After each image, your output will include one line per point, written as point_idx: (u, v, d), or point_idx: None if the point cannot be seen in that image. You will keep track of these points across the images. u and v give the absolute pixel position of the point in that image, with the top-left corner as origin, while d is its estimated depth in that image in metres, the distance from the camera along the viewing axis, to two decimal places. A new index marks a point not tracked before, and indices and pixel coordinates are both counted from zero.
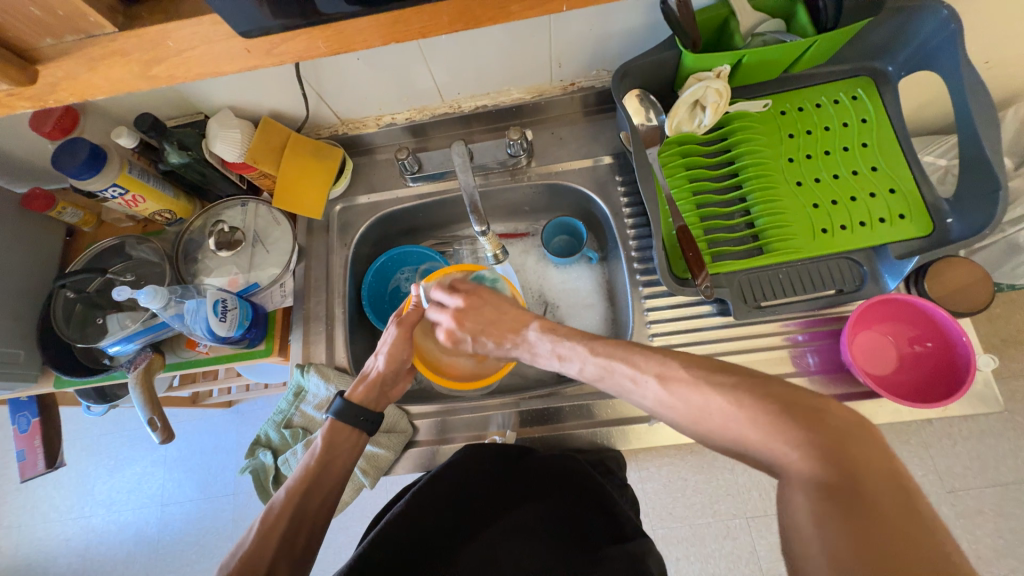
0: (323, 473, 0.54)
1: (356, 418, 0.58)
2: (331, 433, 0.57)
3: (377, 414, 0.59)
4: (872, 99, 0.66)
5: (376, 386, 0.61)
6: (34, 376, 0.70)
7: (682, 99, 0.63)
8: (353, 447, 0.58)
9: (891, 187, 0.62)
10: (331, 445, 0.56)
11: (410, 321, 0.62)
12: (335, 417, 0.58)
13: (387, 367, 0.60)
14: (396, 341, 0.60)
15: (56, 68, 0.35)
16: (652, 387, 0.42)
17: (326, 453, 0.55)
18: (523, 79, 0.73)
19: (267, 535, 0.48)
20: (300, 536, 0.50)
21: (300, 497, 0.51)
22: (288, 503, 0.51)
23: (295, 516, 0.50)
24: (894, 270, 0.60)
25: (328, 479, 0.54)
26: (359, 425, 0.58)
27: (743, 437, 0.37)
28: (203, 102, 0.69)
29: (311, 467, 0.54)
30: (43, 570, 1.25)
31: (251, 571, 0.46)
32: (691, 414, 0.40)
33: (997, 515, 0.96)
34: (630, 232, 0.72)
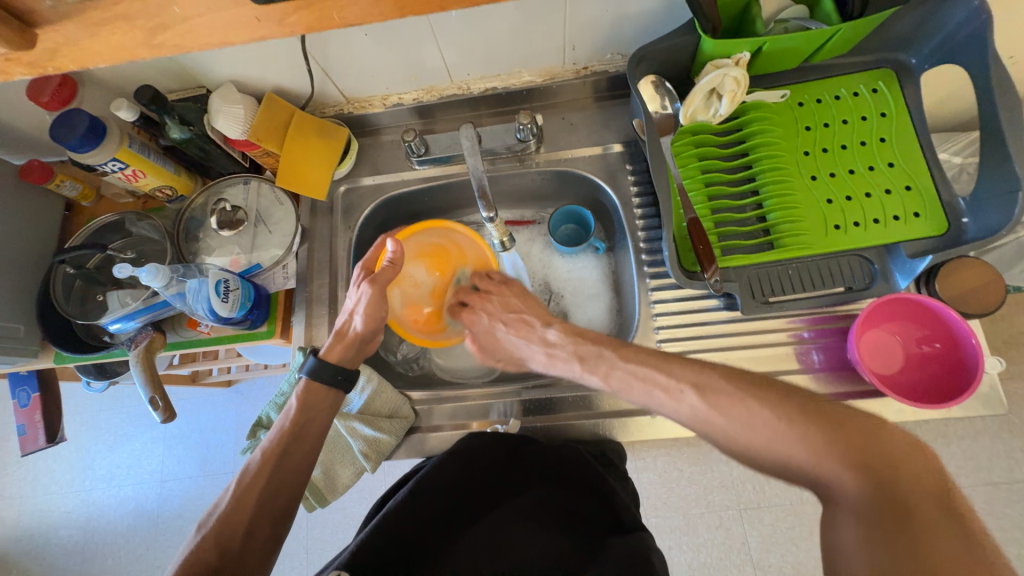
0: (299, 435, 0.54)
1: (334, 377, 0.58)
2: (306, 394, 0.56)
3: (356, 371, 0.59)
4: (893, 93, 0.64)
5: (355, 344, 0.60)
6: (33, 351, 0.69)
7: (699, 86, 0.61)
8: (329, 406, 0.58)
9: (907, 184, 0.61)
10: (306, 406, 0.56)
11: (385, 279, 0.60)
12: (309, 377, 0.57)
13: (365, 327, 0.59)
14: (371, 299, 0.59)
15: (56, 32, 0.33)
16: (688, 399, 0.46)
17: (301, 415, 0.55)
18: (535, 62, 0.71)
19: (245, 495, 0.50)
20: (278, 494, 0.51)
21: (276, 459, 0.52)
22: (266, 464, 0.52)
23: (273, 478, 0.51)
24: (905, 269, 0.59)
25: (304, 440, 0.54)
26: (338, 385, 0.58)
27: (789, 454, 0.40)
28: (205, 75, 0.67)
29: (286, 429, 0.54)
30: (45, 541, 1.26)
31: (230, 532, 0.48)
32: (730, 432, 0.43)
33: (987, 513, 0.97)
34: (639, 223, 0.71)
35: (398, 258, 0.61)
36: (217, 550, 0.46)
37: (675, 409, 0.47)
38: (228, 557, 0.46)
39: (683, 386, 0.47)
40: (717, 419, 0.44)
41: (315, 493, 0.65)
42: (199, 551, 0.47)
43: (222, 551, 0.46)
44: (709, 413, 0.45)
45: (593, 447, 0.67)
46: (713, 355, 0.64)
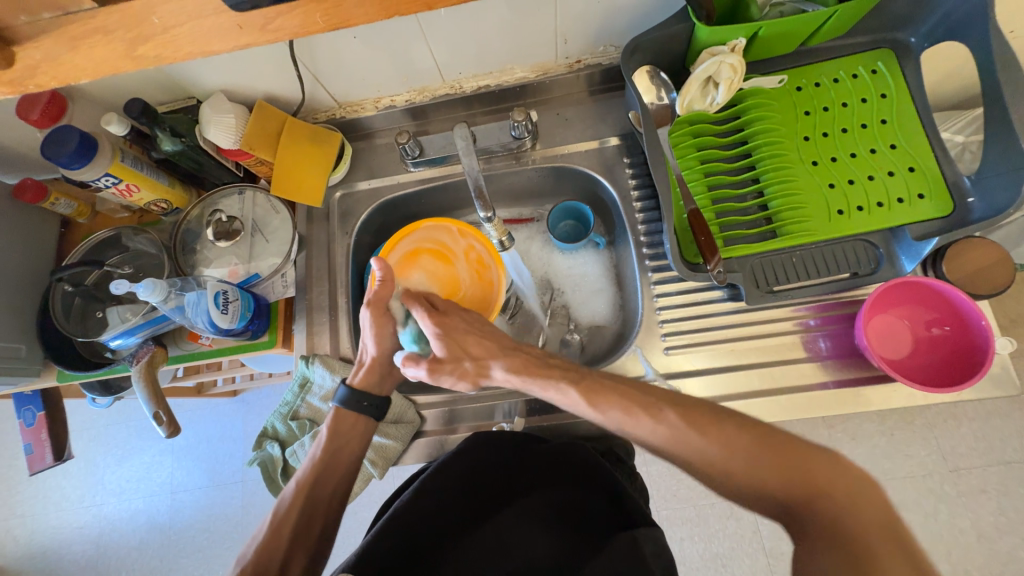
0: (332, 462, 0.56)
1: (359, 403, 0.59)
2: (336, 422, 0.58)
3: (383, 398, 0.60)
4: (893, 72, 0.63)
5: (376, 370, 0.60)
6: (36, 371, 0.69)
7: (695, 75, 0.60)
8: (359, 434, 0.59)
9: (911, 166, 0.60)
10: (336, 434, 0.58)
11: (381, 299, 0.58)
12: (340, 405, 0.58)
13: (380, 352, 0.59)
14: (373, 320, 0.58)
15: (35, 48, 0.33)
16: (659, 425, 0.47)
17: (333, 443, 0.57)
18: (527, 57, 0.70)
19: (281, 525, 0.51)
20: (313, 523, 0.53)
21: (311, 489, 0.54)
22: (300, 492, 0.54)
23: (308, 506, 0.53)
24: (911, 252, 0.58)
25: (336, 469, 0.56)
26: (364, 411, 0.59)
27: (746, 473, 0.43)
28: (195, 86, 0.66)
29: (318, 458, 0.56)
30: (59, 557, 1.27)
31: (267, 562, 0.49)
32: (707, 453, 0.45)
33: (999, 493, 0.96)
34: (639, 216, 0.70)
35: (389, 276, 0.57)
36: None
37: (653, 430, 0.48)
38: None
39: (663, 407, 0.48)
40: (691, 435, 0.46)
41: None
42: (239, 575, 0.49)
43: None
44: (687, 431, 0.46)
45: (601, 445, 0.66)
46: (718, 347, 0.63)
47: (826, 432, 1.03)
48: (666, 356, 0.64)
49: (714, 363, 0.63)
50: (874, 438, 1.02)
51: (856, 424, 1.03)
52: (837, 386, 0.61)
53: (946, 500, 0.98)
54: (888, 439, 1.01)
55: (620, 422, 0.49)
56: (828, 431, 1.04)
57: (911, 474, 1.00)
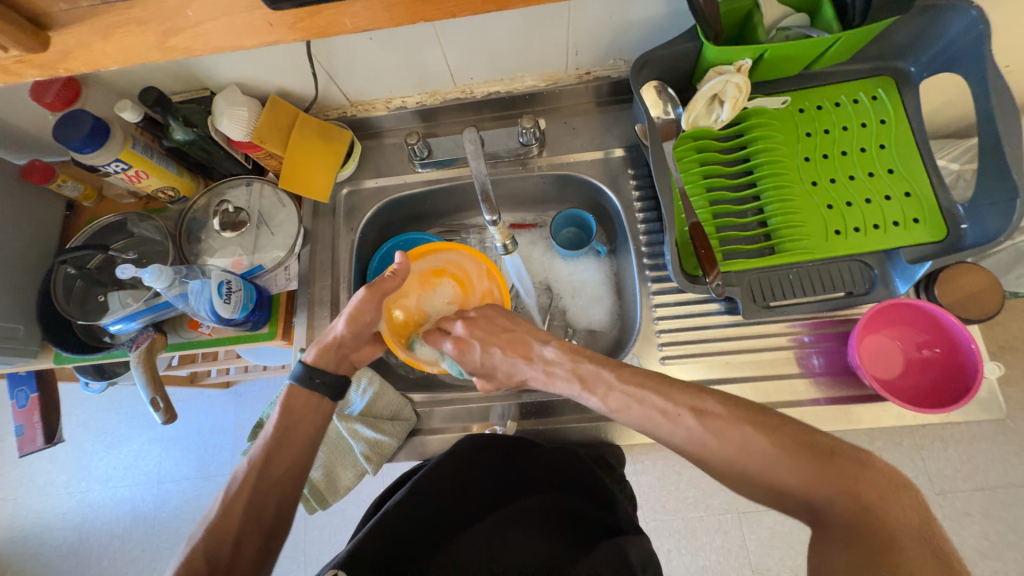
0: (285, 439, 0.54)
1: (314, 382, 0.57)
2: (290, 397, 0.56)
3: (337, 377, 0.58)
4: (892, 100, 0.65)
5: (335, 349, 0.59)
6: (33, 352, 0.70)
7: (701, 92, 0.62)
8: (316, 410, 0.57)
9: (907, 191, 0.62)
10: (291, 410, 0.56)
11: (382, 287, 0.59)
12: (294, 382, 0.56)
13: (347, 331, 0.58)
14: (358, 302, 0.57)
15: (69, 35, 0.33)
16: (686, 422, 0.47)
17: (286, 419, 0.55)
18: (538, 66, 0.71)
19: (231, 505, 0.49)
20: (268, 501, 0.50)
21: (263, 464, 0.52)
22: (252, 468, 0.51)
23: (260, 484, 0.51)
24: (906, 274, 0.59)
25: (291, 447, 0.54)
26: (318, 388, 0.57)
27: (782, 477, 0.42)
28: (210, 78, 0.67)
29: (272, 436, 0.53)
30: (39, 542, 1.25)
31: (218, 544, 0.47)
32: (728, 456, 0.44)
33: (984, 517, 0.97)
34: (641, 227, 0.72)
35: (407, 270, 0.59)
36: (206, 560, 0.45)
37: (672, 430, 0.48)
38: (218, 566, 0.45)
39: (682, 409, 0.47)
40: (710, 442, 0.45)
41: (316, 493, 0.65)
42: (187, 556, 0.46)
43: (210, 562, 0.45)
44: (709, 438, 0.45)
45: (592, 451, 0.67)
46: (714, 359, 0.64)
47: None
48: (662, 365, 0.65)
49: (708, 374, 0.64)
50: None
51: None
52: (828, 403, 0.61)
53: None
54: None
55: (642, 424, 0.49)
56: None
57: None
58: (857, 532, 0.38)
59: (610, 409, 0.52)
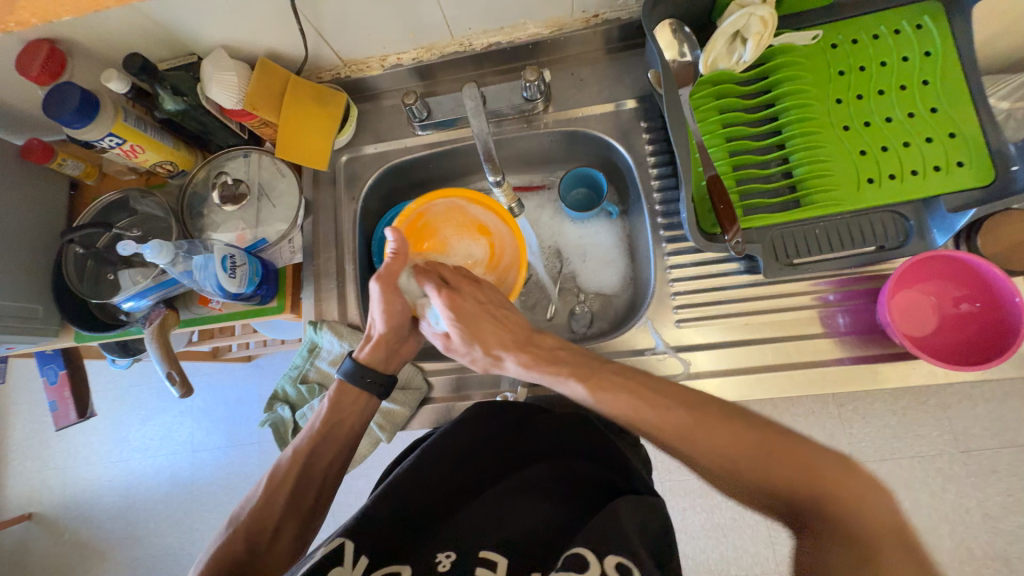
0: (330, 436, 0.58)
1: (364, 380, 0.59)
2: (340, 392, 0.60)
3: (385, 375, 0.60)
4: (940, 28, 0.58)
5: (384, 344, 0.60)
6: (55, 331, 0.71)
7: (722, 29, 0.56)
8: (361, 407, 0.60)
9: (951, 131, 0.56)
10: (338, 407, 0.59)
11: (391, 272, 0.57)
12: (343, 378, 0.59)
13: (386, 327, 0.58)
14: (381, 295, 0.56)
15: None
16: (674, 413, 0.47)
17: (333, 415, 0.59)
18: (541, 11, 0.65)
19: (274, 494, 0.55)
20: (308, 490, 0.56)
21: (308, 457, 0.57)
22: (296, 461, 0.56)
23: (303, 476, 0.56)
24: (945, 224, 0.54)
25: (334, 441, 0.58)
26: (367, 386, 0.59)
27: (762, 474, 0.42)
28: (195, 41, 0.64)
29: (317, 430, 0.57)
30: (89, 507, 1.34)
31: (258, 530, 0.53)
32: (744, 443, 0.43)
33: (1011, 475, 0.95)
34: (655, 184, 0.68)
35: (401, 248, 0.56)
36: (248, 543, 0.52)
37: (659, 421, 0.47)
38: (257, 552, 0.52)
39: (671, 404, 0.47)
40: (721, 432, 0.44)
41: None
42: (233, 535, 0.53)
43: (251, 546, 0.52)
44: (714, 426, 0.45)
45: (604, 415, 0.65)
46: (731, 321, 0.62)
47: (836, 411, 1.02)
48: (677, 328, 0.63)
49: (725, 337, 0.62)
50: (884, 418, 1.01)
51: (867, 404, 1.02)
52: (853, 362, 0.59)
53: (954, 480, 0.97)
54: (899, 419, 1.00)
55: (625, 413, 0.49)
56: (838, 409, 1.03)
57: (920, 453, 0.99)
58: (839, 527, 0.37)
59: (602, 400, 0.50)
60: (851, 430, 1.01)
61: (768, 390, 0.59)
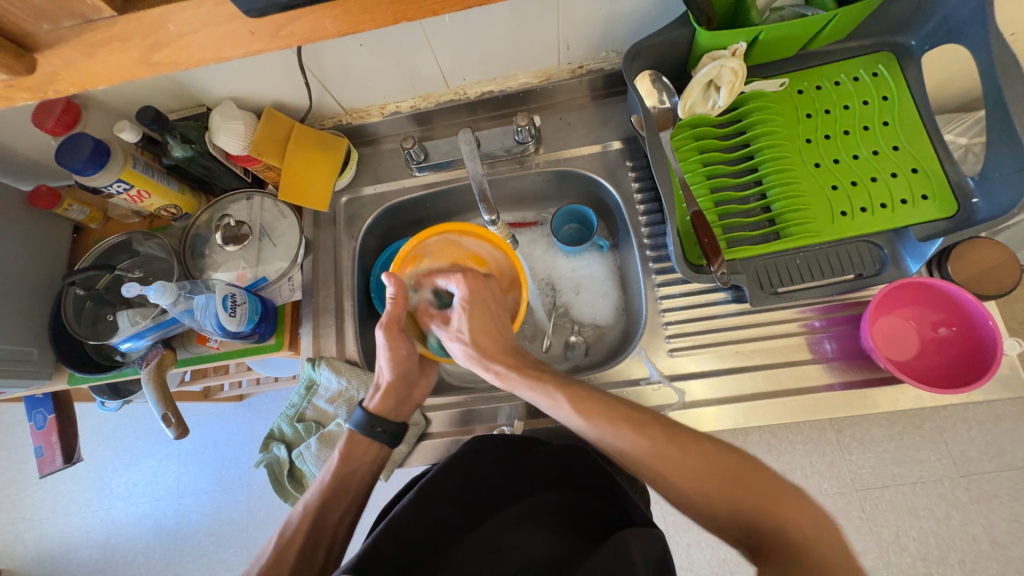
0: (340, 486, 0.59)
1: (374, 430, 0.61)
2: (349, 445, 0.61)
3: (395, 423, 0.62)
4: (893, 76, 0.63)
5: (392, 393, 0.62)
6: (48, 373, 0.71)
7: (696, 79, 0.61)
8: (370, 459, 0.62)
9: (914, 166, 0.60)
10: (348, 458, 0.61)
11: (393, 318, 0.60)
12: (353, 428, 0.62)
13: (394, 376, 0.61)
14: (387, 344, 0.59)
15: (55, 56, 0.34)
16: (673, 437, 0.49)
17: (343, 466, 0.60)
18: (530, 63, 0.71)
19: (285, 550, 0.54)
20: (319, 548, 0.55)
21: (319, 511, 0.57)
22: (306, 516, 0.56)
23: (313, 530, 0.56)
24: (916, 253, 0.58)
25: (344, 494, 0.59)
26: (376, 436, 0.61)
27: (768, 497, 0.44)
28: (205, 93, 0.68)
29: (328, 481, 0.58)
30: (66, 561, 1.27)
31: None
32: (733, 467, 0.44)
33: (1012, 499, 0.95)
34: (642, 219, 0.71)
35: (399, 292, 0.58)
36: None
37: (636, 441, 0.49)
38: None
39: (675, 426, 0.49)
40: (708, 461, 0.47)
41: None
42: None
43: None
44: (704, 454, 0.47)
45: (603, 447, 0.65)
46: (722, 349, 0.63)
47: (834, 437, 1.02)
48: (671, 358, 0.64)
49: (718, 365, 0.63)
50: (882, 443, 1.01)
51: (864, 429, 1.02)
52: (843, 388, 0.60)
53: (957, 506, 0.96)
54: (897, 444, 1.00)
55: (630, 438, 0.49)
56: (836, 436, 1.03)
57: (922, 479, 0.98)
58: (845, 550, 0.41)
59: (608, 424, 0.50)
60: (850, 456, 1.01)
61: (762, 417, 0.60)
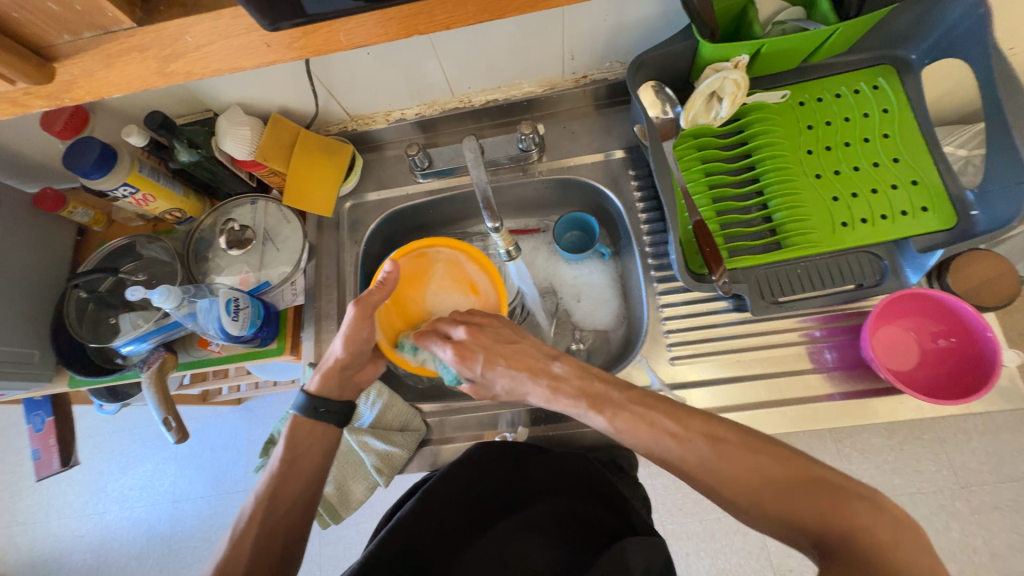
0: (291, 471, 0.56)
1: (317, 411, 0.59)
2: (295, 428, 0.58)
3: (340, 404, 0.59)
4: (894, 89, 0.64)
5: (337, 372, 0.60)
6: (49, 376, 0.71)
7: (699, 90, 0.61)
8: (322, 441, 0.58)
9: (914, 178, 0.61)
10: (295, 442, 0.57)
11: (371, 301, 0.58)
12: (296, 412, 0.58)
13: (347, 353, 0.59)
14: (352, 321, 0.57)
15: (73, 65, 0.34)
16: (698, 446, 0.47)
17: (291, 451, 0.56)
18: (535, 72, 0.71)
19: (240, 541, 0.51)
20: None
21: (270, 498, 0.54)
22: (259, 505, 0.53)
23: (268, 520, 0.53)
24: (916, 264, 0.58)
25: (296, 479, 0.56)
26: (321, 417, 0.58)
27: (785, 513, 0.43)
28: (212, 99, 0.68)
29: (278, 468, 0.55)
30: (59, 565, 1.26)
31: None
32: (733, 478, 0.44)
33: (1013, 511, 0.94)
34: (644, 227, 0.71)
35: (392, 276, 0.57)
36: None
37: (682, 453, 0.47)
38: None
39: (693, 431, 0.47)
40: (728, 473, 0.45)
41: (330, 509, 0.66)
42: None
43: None
44: (708, 465, 0.46)
45: (604, 455, 0.65)
46: (724, 358, 0.63)
47: (834, 446, 1.02)
48: (672, 366, 0.64)
49: (720, 373, 0.63)
50: (882, 453, 1.01)
51: (864, 438, 1.02)
52: (844, 398, 0.60)
53: (958, 517, 0.96)
54: (897, 454, 1.00)
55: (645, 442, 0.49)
56: (836, 445, 1.03)
57: (922, 489, 0.98)
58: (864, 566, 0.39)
59: (615, 432, 0.50)
60: (851, 466, 1.01)
61: (763, 426, 0.60)
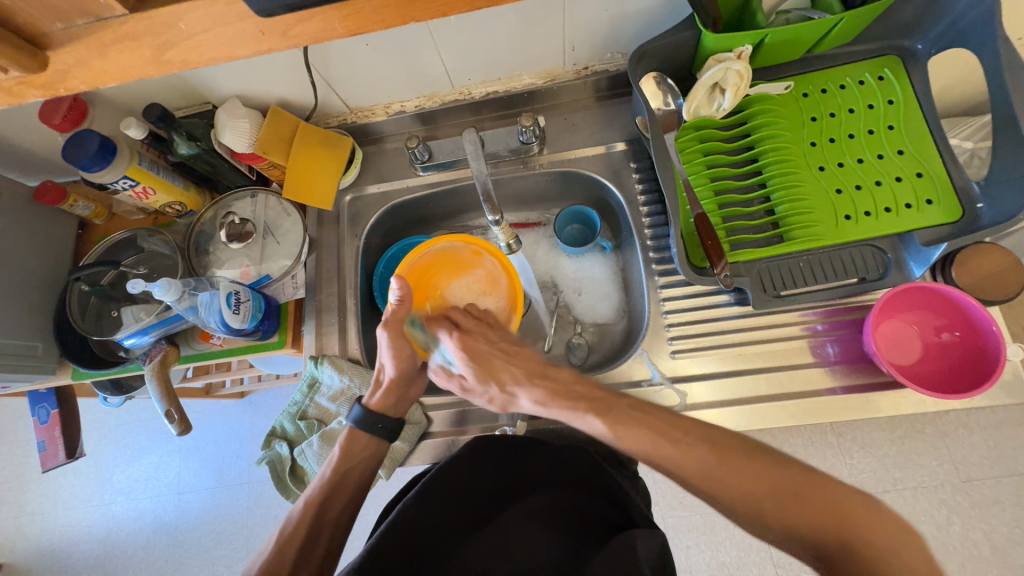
0: (341, 482, 0.57)
1: (376, 426, 0.61)
2: (350, 439, 0.60)
3: (395, 419, 0.61)
4: (899, 80, 0.63)
5: (395, 389, 0.61)
6: (52, 369, 0.71)
7: (701, 81, 0.61)
8: (370, 455, 0.60)
9: (918, 171, 0.60)
10: (349, 453, 0.59)
11: (397, 318, 0.58)
12: (353, 423, 0.60)
13: (397, 374, 0.60)
14: (390, 343, 0.58)
15: (67, 54, 0.34)
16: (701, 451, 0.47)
17: (344, 461, 0.58)
18: (536, 64, 0.71)
19: (287, 544, 0.52)
20: (319, 543, 0.53)
21: (319, 505, 0.55)
22: (307, 511, 0.54)
23: (314, 524, 0.54)
24: (920, 257, 0.57)
25: (345, 488, 0.57)
26: (378, 432, 0.60)
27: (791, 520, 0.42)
28: (211, 91, 0.68)
29: (329, 476, 0.57)
30: (66, 555, 1.28)
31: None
32: (735, 477, 0.44)
33: (1014, 505, 0.94)
34: (645, 220, 0.71)
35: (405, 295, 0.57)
36: None
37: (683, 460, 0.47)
38: None
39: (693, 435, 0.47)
40: (730, 470, 0.45)
41: None
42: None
43: None
44: (709, 461, 0.46)
45: (603, 448, 0.65)
46: (725, 351, 0.63)
47: (835, 441, 1.02)
48: (672, 360, 0.64)
49: (720, 367, 0.63)
50: (883, 447, 1.01)
51: (865, 432, 1.02)
52: (845, 392, 0.60)
53: (958, 511, 0.96)
54: (898, 448, 1.00)
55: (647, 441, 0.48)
56: (837, 439, 1.03)
57: (923, 483, 0.98)
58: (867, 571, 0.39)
59: (616, 439, 0.50)
60: (851, 460, 1.01)
61: (763, 420, 0.60)
